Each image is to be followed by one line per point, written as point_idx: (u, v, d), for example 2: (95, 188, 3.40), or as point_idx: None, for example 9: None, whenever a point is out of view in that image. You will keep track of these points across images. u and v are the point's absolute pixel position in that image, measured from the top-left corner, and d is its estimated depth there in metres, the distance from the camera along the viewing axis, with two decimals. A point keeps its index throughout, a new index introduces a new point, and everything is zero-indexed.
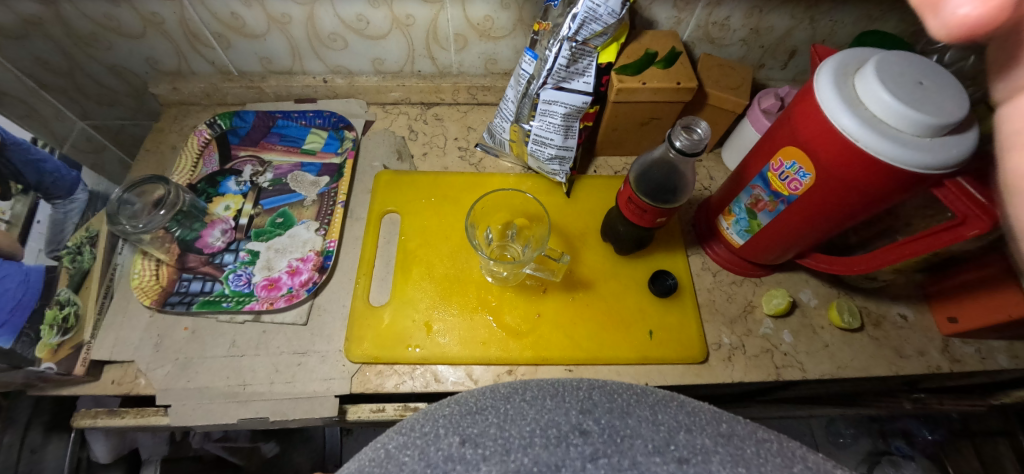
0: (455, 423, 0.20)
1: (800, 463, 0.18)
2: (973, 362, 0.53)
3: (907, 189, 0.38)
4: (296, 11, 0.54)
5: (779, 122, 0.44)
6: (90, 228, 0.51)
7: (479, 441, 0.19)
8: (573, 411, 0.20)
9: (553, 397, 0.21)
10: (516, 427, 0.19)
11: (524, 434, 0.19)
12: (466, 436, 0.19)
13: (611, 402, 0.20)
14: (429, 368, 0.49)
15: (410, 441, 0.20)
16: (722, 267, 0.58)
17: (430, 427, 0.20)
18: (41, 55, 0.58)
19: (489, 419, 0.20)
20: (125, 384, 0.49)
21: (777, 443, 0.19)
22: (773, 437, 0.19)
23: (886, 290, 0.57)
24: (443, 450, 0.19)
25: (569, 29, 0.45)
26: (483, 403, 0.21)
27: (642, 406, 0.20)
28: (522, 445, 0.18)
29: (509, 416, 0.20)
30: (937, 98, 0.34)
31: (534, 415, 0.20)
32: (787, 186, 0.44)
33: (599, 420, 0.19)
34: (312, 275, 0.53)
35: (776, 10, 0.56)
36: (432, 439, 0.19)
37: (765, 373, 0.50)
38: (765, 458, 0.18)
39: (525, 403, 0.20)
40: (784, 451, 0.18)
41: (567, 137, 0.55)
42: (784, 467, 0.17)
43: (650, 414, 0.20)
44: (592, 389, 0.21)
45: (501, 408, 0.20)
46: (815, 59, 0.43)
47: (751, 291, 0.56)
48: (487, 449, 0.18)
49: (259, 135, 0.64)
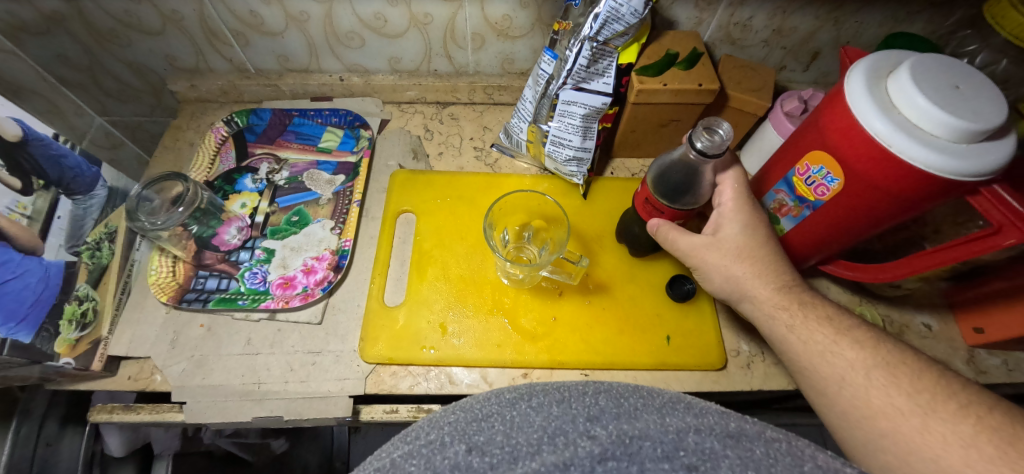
0: (462, 430, 0.21)
1: (811, 461, 0.18)
2: (1000, 374, 0.51)
3: (941, 196, 0.36)
4: (314, 10, 0.54)
5: (807, 125, 0.43)
6: (109, 225, 0.51)
7: (485, 450, 0.19)
8: (581, 419, 0.20)
9: (560, 404, 0.22)
10: (524, 435, 0.20)
11: (533, 442, 0.19)
12: (473, 445, 0.20)
13: (617, 408, 0.21)
14: (443, 369, 0.49)
15: (416, 450, 0.20)
16: None
17: (436, 435, 0.21)
18: (62, 51, 0.59)
19: (496, 427, 0.21)
20: (141, 380, 0.49)
21: (786, 443, 0.19)
22: (781, 436, 0.20)
23: (909, 298, 0.55)
24: (449, 459, 0.19)
25: (591, 29, 0.44)
26: (488, 410, 0.22)
27: (649, 410, 0.21)
28: (531, 452, 0.19)
29: (516, 424, 0.21)
30: (975, 103, 0.33)
31: (543, 423, 0.20)
32: (813, 191, 0.44)
33: (607, 426, 0.20)
34: (327, 274, 0.53)
35: (801, 11, 0.54)
36: (438, 448, 0.20)
37: (785, 382, 0.49)
38: (775, 459, 0.18)
39: (531, 409, 0.21)
40: (794, 450, 0.19)
41: (586, 138, 0.54)
42: (794, 466, 0.18)
43: (658, 416, 0.21)
44: (598, 394, 0.22)
45: (507, 415, 0.21)
46: (845, 61, 0.42)
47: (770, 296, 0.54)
48: (493, 457, 0.19)
49: (275, 133, 0.64)
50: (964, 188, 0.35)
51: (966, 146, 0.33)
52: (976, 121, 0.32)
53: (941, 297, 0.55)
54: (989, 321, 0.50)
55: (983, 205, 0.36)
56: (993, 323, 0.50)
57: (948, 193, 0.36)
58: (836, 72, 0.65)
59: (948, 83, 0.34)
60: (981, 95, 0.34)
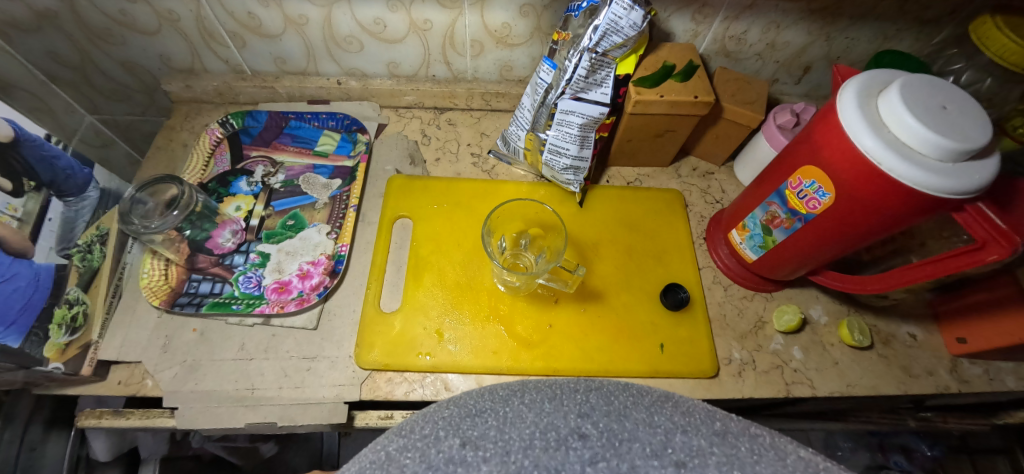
0: (455, 425, 0.21)
1: (793, 455, 0.19)
2: (981, 383, 0.53)
3: (926, 212, 0.36)
4: (313, 13, 0.54)
5: (800, 140, 0.43)
6: (100, 227, 0.50)
7: (478, 443, 0.19)
8: (572, 415, 0.20)
9: (551, 400, 0.21)
10: (515, 430, 0.20)
11: (524, 436, 0.19)
12: (466, 438, 0.20)
13: (608, 405, 0.21)
14: (438, 376, 0.49)
15: (411, 443, 0.20)
16: (980, 233, 0.35)
17: (430, 429, 0.21)
18: (54, 48, 0.58)
19: (489, 422, 0.21)
20: (131, 385, 0.48)
21: (769, 438, 0.20)
22: (764, 432, 0.21)
23: (895, 309, 0.57)
24: (443, 452, 0.19)
25: (590, 41, 0.45)
26: (481, 406, 0.22)
27: (638, 408, 0.21)
28: (522, 447, 0.19)
29: (509, 420, 0.20)
30: (961, 123, 0.33)
31: (533, 418, 0.20)
32: (805, 204, 0.43)
33: (597, 424, 0.20)
34: (323, 279, 0.53)
35: (794, 26, 0.56)
36: (432, 441, 0.20)
37: (774, 390, 0.50)
38: (759, 456, 0.19)
39: (524, 406, 0.21)
40: (777, 445, 0.20)
41: (583, 147, 0.55)
42: (778, 461, 0.19)
43: (646, 416, 0.21)
44: (588, 392, 0.22)
45: (499, 411, 0.21)
46: (837, 78, 0.42)
47: (984, 254, 0.35)
48: (487, 451, 0.19)
49: (271, 136, 0.64)
50: (950, 206, 0.35)
51: (953, 165, 0.33)
52: (962, 141, 0.32)
53: (925, 307, 0.57)
54: (973, 332, 0.52)
55: (969, 221, 0.36)
56: (975, 334, 0.51)
57: (934, 211, 0.36)
58: (827, 86, 0.66)
59: (936, 103, 0.34)
60: (968, 116, 0.34)
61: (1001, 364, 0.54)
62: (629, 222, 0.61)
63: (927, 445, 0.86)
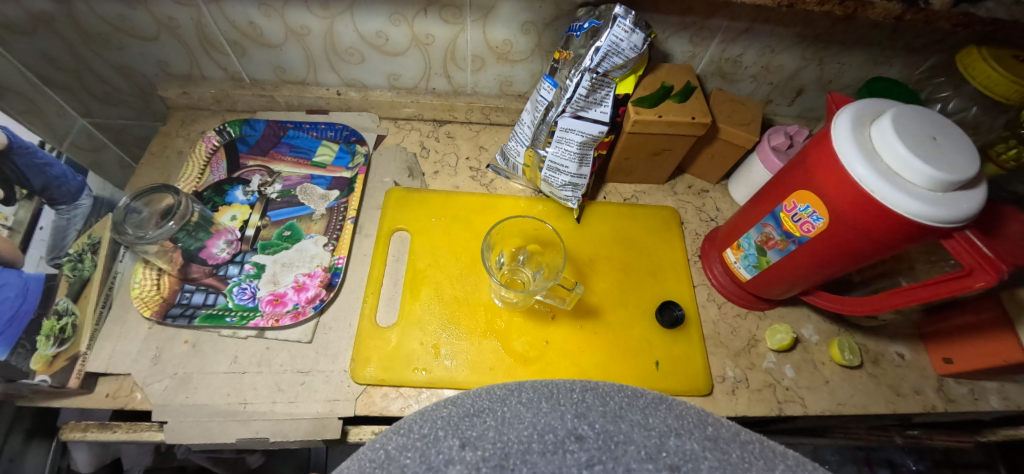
0: (454, 425, 0.19)
1: (781, 462, 0.18)
2: (966, 402, 0.54)
3: (916, 239, 0.37)
4: (315, 24, 0.54)
5: (795, 164, 0.44)
6: (92, 235, 0.49)
7: (478, 444, 0.18)
8: (569, 415, 0.19)
9: (548, 399, 0.20)
10: (514, 431, 0.18)
11: (523, 439, 0.18)
12: (466, 439, 0.18)
13: (603, 406, 0.20)
14: (435, 391, 0.49)
15: (410, 442, 0.19)
16: (965, 261, 0.36)
17: (429, 428, 0.19)
18: (48, 52, 0.57)
19: (487, 422, 0.19)
20: (119, 398, 0.47)
21: (759, 445, 0.19)
22: (755, 438, 0.20)
23: (884, 329, 0.58)
24: (443, 454, 0.18)
25: (591, 61, 0.46)
26: (480, 404, 0.20)
27: (634, 410, 0.20)
28: (521, 450, 0.17)
29: (507, 420, 0.19)
30: (950, 154, 0.34)
31: (532, 419, 0.19)
32: (798, 227, 0.44)
33: (594, 425, 0.19)
34: (319, 292, 0.52)
35: (788, 50, 0.57)
36: (431, 441, 0.18)
37: (766, 408, 0.51)
38: (750, 463, 0.17)
39: (521, 405, 0.20)
40: (766, 452, 0.19)
41: (581, 166, 0.56)
42: (767, 470, 0.17)
43: (641, 417, 0.19)
44: (585, 391, 0.21)
45: (498, 410, 0.20)
46: (831, 106, 0.43)
47: (971, 282, 0.36)
48: (486, 452, 0.17)
49: (268, 144, 0.63)
50: (939, 234, 0.36)
51: (942, 195, 0.34)
52: (952, 173, 0.33)
53: (913, 327, 0.58)
54: (959, 352, 0.53)
55: (956, 248, 0.37)
56: (961, 355, 0.52)
57: (923, 238, 0.37)
58: (818, 108, 0.68)
59: (926, 134, 0.35)
60: (956, 147, 0.35)
61: (986, 384, 0.55)
62: (627, 239, 0.62)
63: (913, 459, 0.88)
